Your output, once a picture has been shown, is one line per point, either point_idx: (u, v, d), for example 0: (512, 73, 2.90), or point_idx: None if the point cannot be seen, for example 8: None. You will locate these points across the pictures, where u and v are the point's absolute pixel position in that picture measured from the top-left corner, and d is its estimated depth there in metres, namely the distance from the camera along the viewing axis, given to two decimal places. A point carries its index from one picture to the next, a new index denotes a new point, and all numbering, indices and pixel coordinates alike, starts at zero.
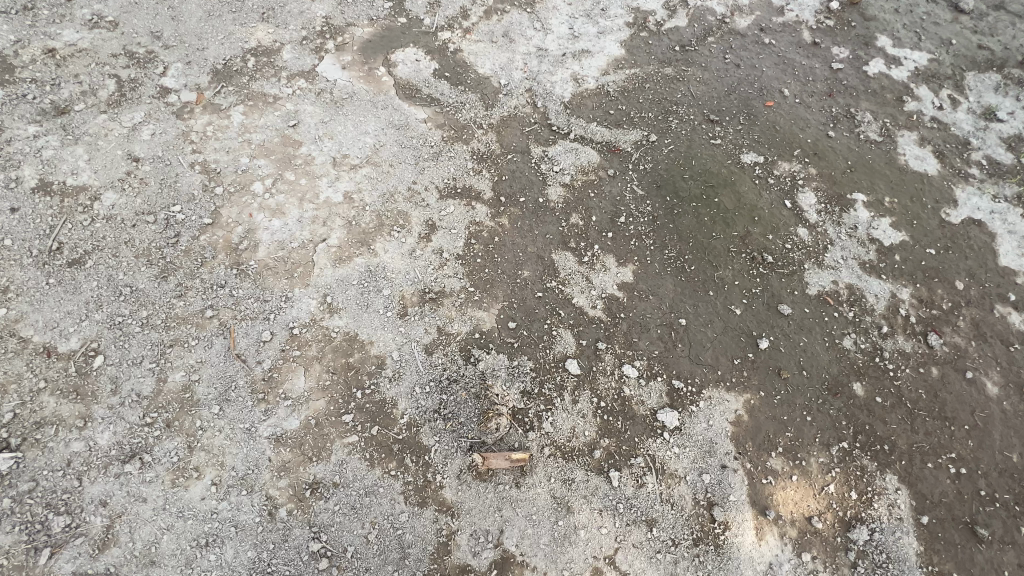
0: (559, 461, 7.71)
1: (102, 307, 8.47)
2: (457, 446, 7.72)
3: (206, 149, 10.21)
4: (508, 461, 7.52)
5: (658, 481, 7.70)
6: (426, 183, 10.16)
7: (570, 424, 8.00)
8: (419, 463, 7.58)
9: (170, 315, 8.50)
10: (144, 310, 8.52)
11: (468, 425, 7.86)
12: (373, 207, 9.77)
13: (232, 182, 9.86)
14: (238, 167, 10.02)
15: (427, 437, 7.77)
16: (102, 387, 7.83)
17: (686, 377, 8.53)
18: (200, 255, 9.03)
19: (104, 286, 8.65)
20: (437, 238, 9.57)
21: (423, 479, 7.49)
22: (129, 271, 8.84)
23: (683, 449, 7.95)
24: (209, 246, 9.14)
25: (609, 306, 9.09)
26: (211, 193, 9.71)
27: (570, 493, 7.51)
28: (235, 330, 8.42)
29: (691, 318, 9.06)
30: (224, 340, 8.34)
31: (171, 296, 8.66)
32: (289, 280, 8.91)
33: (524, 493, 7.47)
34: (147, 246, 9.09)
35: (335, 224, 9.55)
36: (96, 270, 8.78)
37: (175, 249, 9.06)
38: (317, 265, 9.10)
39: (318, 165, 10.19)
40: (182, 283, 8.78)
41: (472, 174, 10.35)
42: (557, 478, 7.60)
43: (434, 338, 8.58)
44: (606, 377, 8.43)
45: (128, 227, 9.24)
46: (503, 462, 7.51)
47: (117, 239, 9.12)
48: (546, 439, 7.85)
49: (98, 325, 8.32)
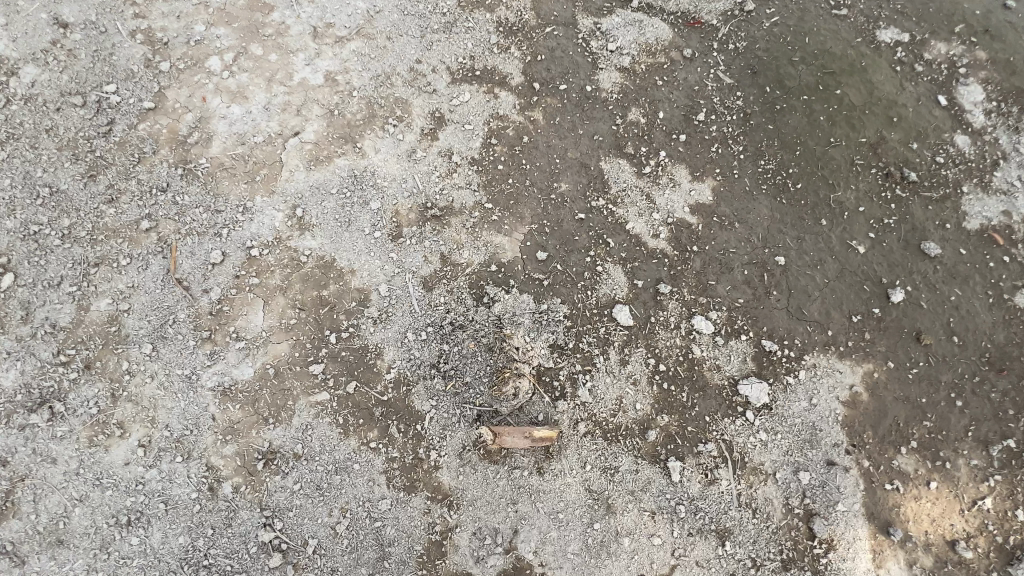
0: (598, 444, 5.61)
1: (15, 213, 6.31)
2: (460, 414, 5.69)
3: (151, 15, 7.34)
4: (524, 441, 5.40)
5: (735, 479, 5.55)
6: (434, 62, 7.38)
7: (615, 394, 5.81)
8: (409, 435, 5.64)
9: (97, 226, 6.50)
10: (67, 218, 6.45)
11: (476, 388, 5.76)
12: (362, 92, 7.22)
13: (182, 56, 7.28)
14: (189, 36, 7.33)
15: (419, 400, 5.77)
16: (9, 315, 5.97)
17: (781, 337, 6.12)
18: (138, 150, 6.88)
19: (19, 185, 6.43)
20: (444, 135, 7.07)
21: (413, 455, 5.57)
22: (50, 167, 6.61)
23: (773, 437, 5.71)
24: (149, 137, 6.97)
25: (676, 235, 6.59)
26: (155, 71, 7.21)
27: (611, 487, 5.48)
28: (178, 248, 6.40)
29: (793, 256, 6.46)
30: (163, 260, 6.36)
31: (100, 201, 6.59)
32: (249, 184, 6.75)
33: (550, 483, 5.48)
34: (73, 136, 6.77)
35: (313, 113, 7.15)
36: (8, 164, 6.49)
37: (106, 139, 6.86)
38: (286, 166, 6.86)
39: (292, 37, 7.35)
40: (114, 185, 6.69)
41: (496, 52, 7.41)
42: (595, 465, 5.54)
43: (435, 269, 6.36)
44: (669, 331, 6.11)
45: (51, 111, 6.78)
46: (519, 441, 5.39)
47: (36, 125, 6.71)
48: (582, 411, 5.73)
49: (9, 236, 6.22)
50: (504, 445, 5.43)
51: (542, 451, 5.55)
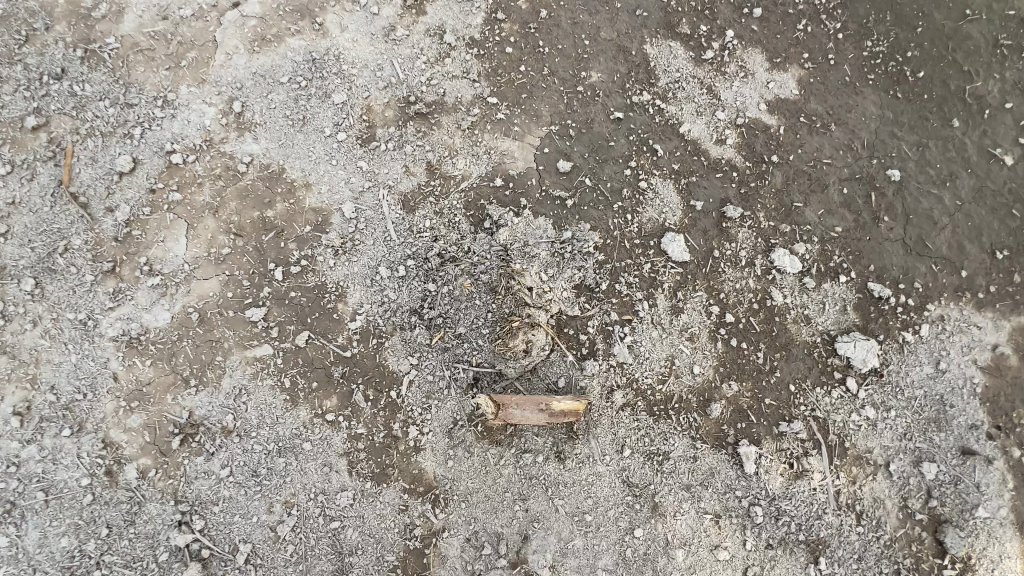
0: (641, 421, 4.05)
1: None
2: (451, 378, 4.13)
3: None
4: (534, 419, 3.85)
5: (831, 472, 3.99)
6: None
7: (665, 353, 4.21)
8: (380, 407, 4.10)
9: None
10: None
11: (473, 343, 4.16)
12: None
13: None
14: None
15: (395, 357, 4.21)
16: None
17: (896, 279, 4.43)
18: (25, 23, 4.75)
19: None
20: (435, 10, 5.00)
21: (385, 432, 4.05)
22: None
23: (885, 416, 4.11)
24: (40, 8, 4.81)
25: (749, 142, 4.81)
26: None
27: (659, 480, 3.95)
28: (75, 151, 4.70)
29: (912, 170, 4.68)
30: (54, 168, 4.65)
31: None
32: (171, 69, 4.90)
33: (573, 473, 3.95)
34: None
35: None
36: None
37: None
38: (222, 47, 4.95)
39: None
40: None
41: None
42: (636, 450, 3.99)
43: (418, 184, 4.68)
44: (737, 270, 4.46)
45: None
46: (528, 418, 3.84)
47: None
48: (619, 376, 4.15)
49: None
50: (511, 421, 3.88)
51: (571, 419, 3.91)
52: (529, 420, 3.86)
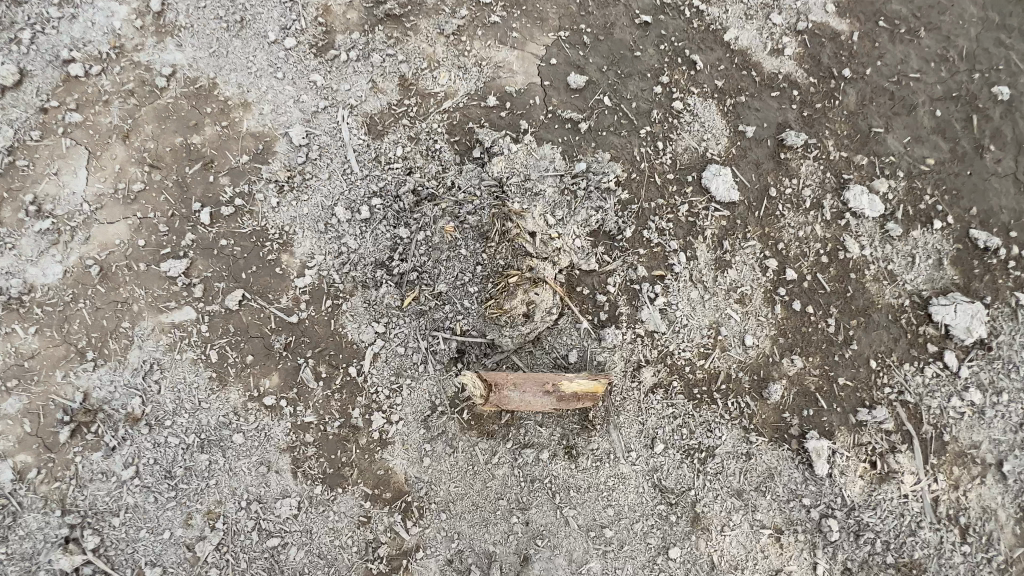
0: (677, 407, 3.09)
1: None
2: (428, 350, 3.15)
3: None
4: (537, 403, 2.88)
5: (925, 474, 3.05)
6: None
7: (708, 320, 3.23)
8: (337, 389, 3.13)
9: None
10: None
11: (457, 305, 3.16)
12: None
13: None
14: None
15: (354, 323, 3.22)
16: None
17: (1004, 226, 3.44)
18: None
19: None
20: None
21: (341, 420, 3.08)
22: None
23: (994, 401, 3.16)
24: None
25: (814, 52, 3.70)
26: None
27: (701, 485, 3.00)
28: None
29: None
30: None
31: None
32: None
33: (588, 475, 3.01)
34: None
35: None
36: None
37: None
38: None
39: None
40: None
41: None
42: (670, 444, 3.05)
43: (387, 104, 3.59)
44: (799, 214, 3.45)
45: None
46: (529, 403, 2.87)
47: None
48: (649, 349, 3.18)
49: None
50: (506, 407, 2.91)
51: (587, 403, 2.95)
52: (530, 406, 2.89)
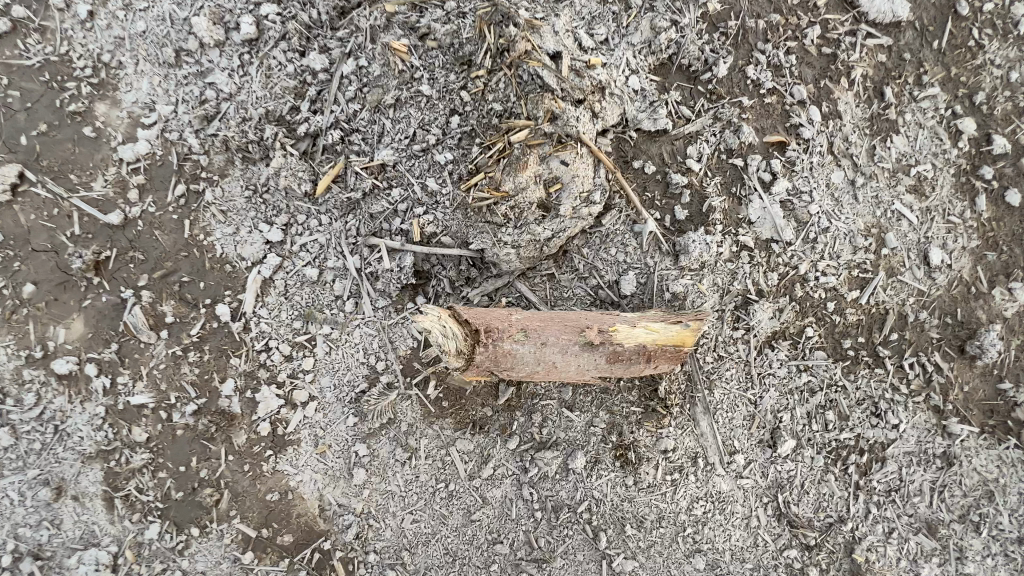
0: (815, 375, 1.72)
1: None
2: (362, 274, 1.70)
3: None
4: (569, 362, 1.50)
5: None
6: None
7: (862, 223, 1.83)
8: (195, 347, 1.68)
9: None
10: None
11: (414, 189, 1.68)
12: None
13: None
14: None
15: (226, 226, 1.75)
16: None
17: None
18: None
19: None
20: None
21: (199, 404, 1.64)
22: None
23: None
24: None
25: None
26: None
27: (863, 515, 1.65)
28: None
29: None
30: None
31: None
32: None
33: (658, 500, 1.65)
34: None
35: None
36: None
37: None
38: None
39: None
40: None
41: None
42: (805, 440, 1.69)
43: None
44: (1007, 45, 1.96)
45: None
46: (554, 361, 1.49)
47: None
48: (762, 273, 1.77)
49: None
50: (512, 375, 1.53)
51: (669, 361, 1.55)
52: (557, 369, 1.51)
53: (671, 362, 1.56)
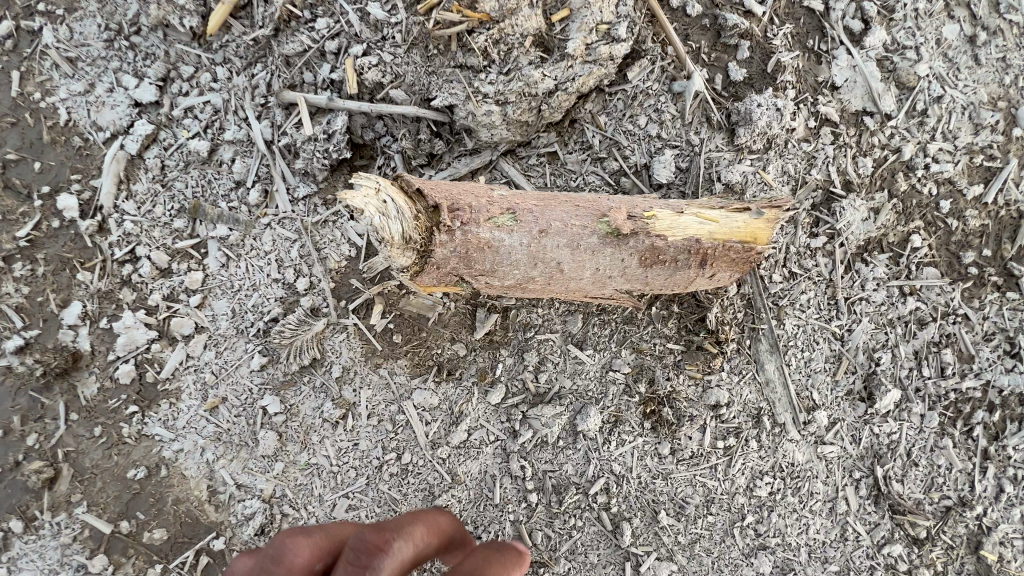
0: (925, 302, 1.21)
1: None
2: (274, 148, 1.16)
3: None
4: (582, 267, 0.98)
5: None
6: None
7: (986, 94, 1.30)
8: (25, 257, 1.13)
9: None
10: None
11: (348, 20, 1.13)
12: None
13: None
14: None
15: (75, 82, 1.19)
16: None
17: None
18: None
19: None
20: None
21: (26, 338, 1.10)
22: None
23: None
24: None
25: None
26: None
27: (993, 496, 1.17)
28: None
29: None
30: None
31: None
32: None
33: (705, 477, 1.14)
34: None
35: None
36: None
37: None
38: None
39: None
40: None
41: None
42: (912, 392, 1.19)
43: None
44: None
45: None
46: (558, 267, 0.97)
47: None
48: (851, 158, 1.24)
49: None
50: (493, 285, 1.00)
51: (729, 270, 1.05)
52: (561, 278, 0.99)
53: (731, 272, 1.06)
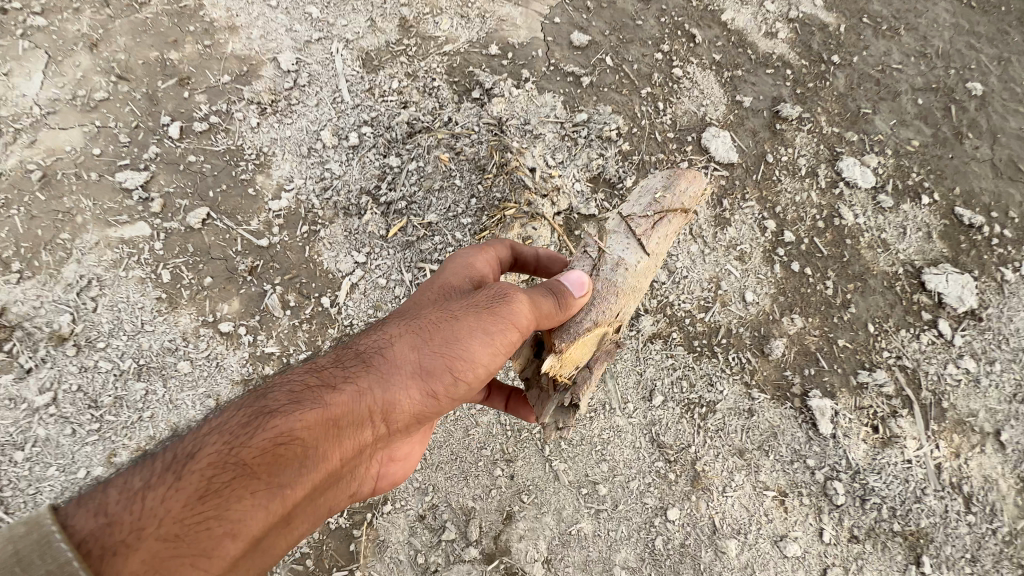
0: (676, 358, 2.91)
1: None
2: (413, 284, 2.89)
3: None
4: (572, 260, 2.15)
5: (928, 437, 2.92)
6: None
7: (708, 274, 3.11)
8: (307, 319, 2.82)
9: None
10: None
11: (448, 238, 2.94)
12: None
13: None
14: None
15: (332, 251, 2.93)
16: None
17: (986, 206, 3.53)
18: None
19: None
20: None
21: (307, 353, 2.77)
22: None
23: (987, 369, 3.12)
24: None
25: (804, 39, 3.91)
26: None
27: (702, 443, 2.76)
28: None
29: (993, 85, 3.88)
30: None
31: None
32: None
33: (581, 427, 2.74)
34: None
35: None
36: None
37: None
38: None
39: None
40: None
41: None
42: (670, 396, 2.83)
43: (387, 43, 3.50)
44: (794, 180, 3.44)
45: None
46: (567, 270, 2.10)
47: None
48: (648, 299, 3.00)
49: None
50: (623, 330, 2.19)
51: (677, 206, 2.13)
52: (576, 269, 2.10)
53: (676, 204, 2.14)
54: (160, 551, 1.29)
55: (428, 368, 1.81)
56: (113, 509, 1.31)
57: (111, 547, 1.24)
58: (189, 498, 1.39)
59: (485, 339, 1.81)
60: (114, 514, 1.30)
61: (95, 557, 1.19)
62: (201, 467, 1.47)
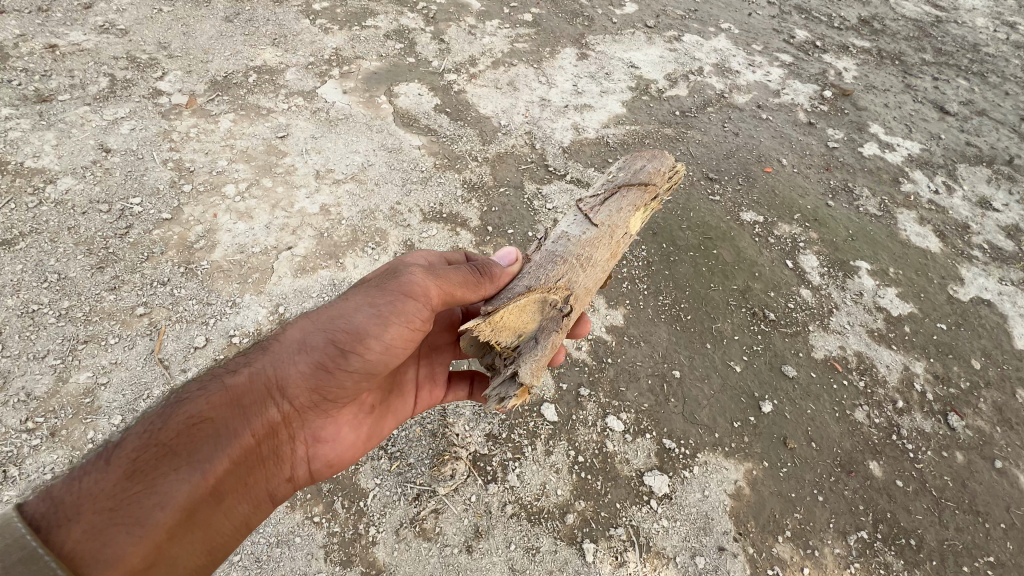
0: (523, 525, 6.34)
1: (55, 329, 7.13)
2: (402, 492, 6.41)
3: (245, 197, 9.19)
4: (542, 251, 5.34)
5: (641, 561, 6.28)
6: (427, 224, 9.32)
7: (540, 480, 6.71)
8: (353, 511, 6.21)
9: (131, 334, 7.24)
10: (95, 319, 7.31)
11: (419, 469, 6.60)
12: (385, 248, 8.84)
13: (279, 221, 8.94)
14: (289, 207, 9.16)
15: (366, 478, 6.46)
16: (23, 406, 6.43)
17: (678, 437, 7.38)
18: (207, 279, 7.98)
19: (72, 300, 7.44)
20: None
21: (353, 529, 6.10)
22: (122, 293, 7.64)
23: (673, 523, 6.61)
24: (219, 289, 7.89)
25: (596, 350, 8.13)
26: (232, 229, 8.68)
27: (532, 567, 6.07)
28: (201, 343, 7.27)
29: (686, 372, 8.07)
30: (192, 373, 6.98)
31: (156, 321, 7.42)
32: (269, 305, 7.82)
33: (477, 561, 6.04)
34: (128, 263, 7.98)
35: (354, 267, 8.51)
36: (77, 298, 7.48)
37: (174, 268, 8.03)
38: (312, 302, 7.96)
39: (348, 212, 9.26)
40: (170, 305, 7.62)
41: (473, 215, 9.66)
42: (519, 544, 6.20)
43: None
44: (585, 427, 7.27)
45: (142, 259, 8.05)
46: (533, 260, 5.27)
47: (105, 257, 7.97)
48: (511, 495, 6.54)
49: (48, 357, 6.86)
50: (569, 313, 5.10)
51: (637, 195, 5.56)
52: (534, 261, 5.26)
53: (638, 186, 5.59)
54: (102, 515, 3.17)
55: (313, 350, 4.48)
56: (65, 495, 3.15)
57: (68, 515, 3.08)
58: (121, 481, 3.35)
59: (364, 316, 4.53)
60: (59, 494, 3.14)
61: (50, 526, 2.98)
62: (124, 455, 3.51)
